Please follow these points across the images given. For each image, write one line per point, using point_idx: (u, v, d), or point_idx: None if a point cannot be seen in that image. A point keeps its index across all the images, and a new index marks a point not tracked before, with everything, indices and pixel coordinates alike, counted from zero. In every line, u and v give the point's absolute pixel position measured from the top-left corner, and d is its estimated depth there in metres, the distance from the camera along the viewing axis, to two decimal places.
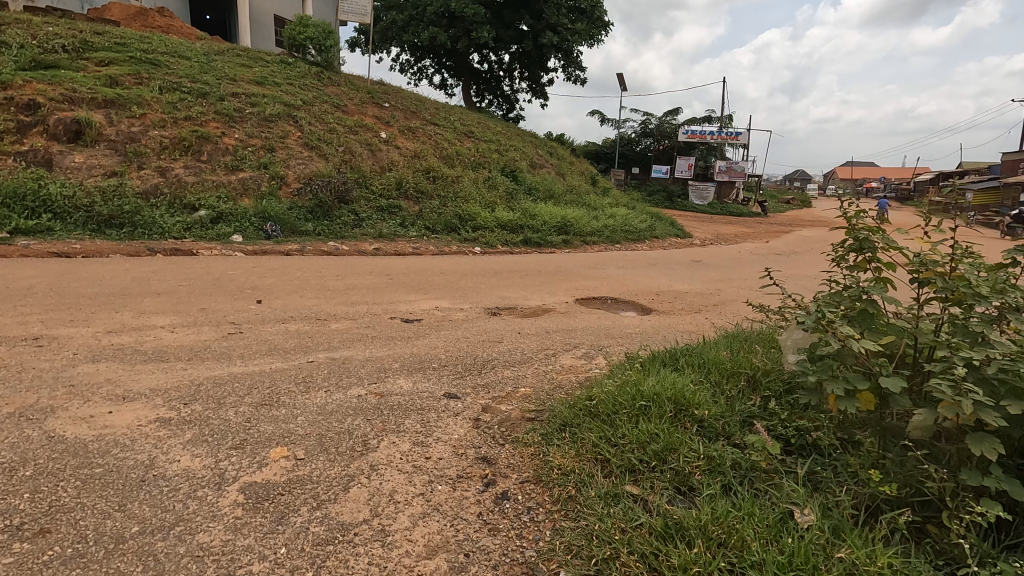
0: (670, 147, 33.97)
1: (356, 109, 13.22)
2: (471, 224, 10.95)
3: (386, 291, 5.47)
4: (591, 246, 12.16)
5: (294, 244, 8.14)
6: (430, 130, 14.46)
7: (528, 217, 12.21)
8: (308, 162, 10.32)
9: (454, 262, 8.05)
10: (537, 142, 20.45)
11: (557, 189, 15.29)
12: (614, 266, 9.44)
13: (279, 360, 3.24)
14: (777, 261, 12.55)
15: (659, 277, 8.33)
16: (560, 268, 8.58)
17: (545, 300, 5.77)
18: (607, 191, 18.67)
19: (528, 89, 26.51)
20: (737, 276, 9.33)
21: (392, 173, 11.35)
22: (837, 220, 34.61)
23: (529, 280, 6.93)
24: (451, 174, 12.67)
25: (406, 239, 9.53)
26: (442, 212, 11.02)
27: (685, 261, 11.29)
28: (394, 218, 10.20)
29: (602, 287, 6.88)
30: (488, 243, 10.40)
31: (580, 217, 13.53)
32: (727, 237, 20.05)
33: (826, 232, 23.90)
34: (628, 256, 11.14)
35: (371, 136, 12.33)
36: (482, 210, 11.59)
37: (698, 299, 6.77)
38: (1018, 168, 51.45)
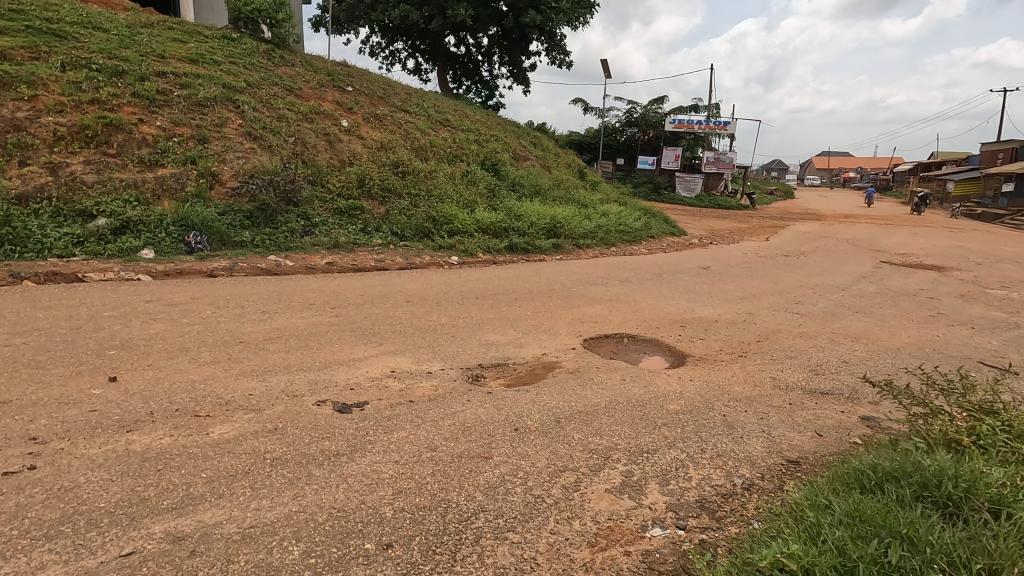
0: (656, 137, 32.63)
1: (313, 93, 11.47)
2: (448, 229, 9.41)
3: (326, 343, 3.91)
4: (584, 252, 10.71)
5: (223, 259, 6.51)
6: (400, 118, 12.78)
7: (512, 218, 10.69)
8: (250, 155, 8.61)
9: (425, 281, 6.54)
10: (520, 132, 18.89)
11: (544, 185, 13.77)
12: (616, 278, 8.03)
13: (55, 562, 1.65)
14: (790, 266, 11.28)
15: (674, 296, 6.93)
16: (555, 284, 7.10)
17: (546, 349, 4.28)
18: (596, 185, 17.25)
19: (508, 75, 24.86)
20: (758, 290, 7.98)
21: (354, 168, 9.71)
22: (824, 213, 33.78)
23: (520, 309, 5.45)
24: (424, 168, 11.03)
25: (368, 249, 7.96)
26: (413, 214, 9.45)
27: (691, 268, 9.95)
28: (354, 222, 8.61)
29: (613, 319, 5.42)
30: (467, 252, 8.87)
31: (571, 217, 12.05)
32: (723, 233, 18.82)
33: (821, 228, 22.88)
34: (626, 264, 9.74)
35: (329, 124, 10.64)
36: (459, 211, 10.04)
37: (733, 333, 5.36)
38: (996, 159, 51.55)
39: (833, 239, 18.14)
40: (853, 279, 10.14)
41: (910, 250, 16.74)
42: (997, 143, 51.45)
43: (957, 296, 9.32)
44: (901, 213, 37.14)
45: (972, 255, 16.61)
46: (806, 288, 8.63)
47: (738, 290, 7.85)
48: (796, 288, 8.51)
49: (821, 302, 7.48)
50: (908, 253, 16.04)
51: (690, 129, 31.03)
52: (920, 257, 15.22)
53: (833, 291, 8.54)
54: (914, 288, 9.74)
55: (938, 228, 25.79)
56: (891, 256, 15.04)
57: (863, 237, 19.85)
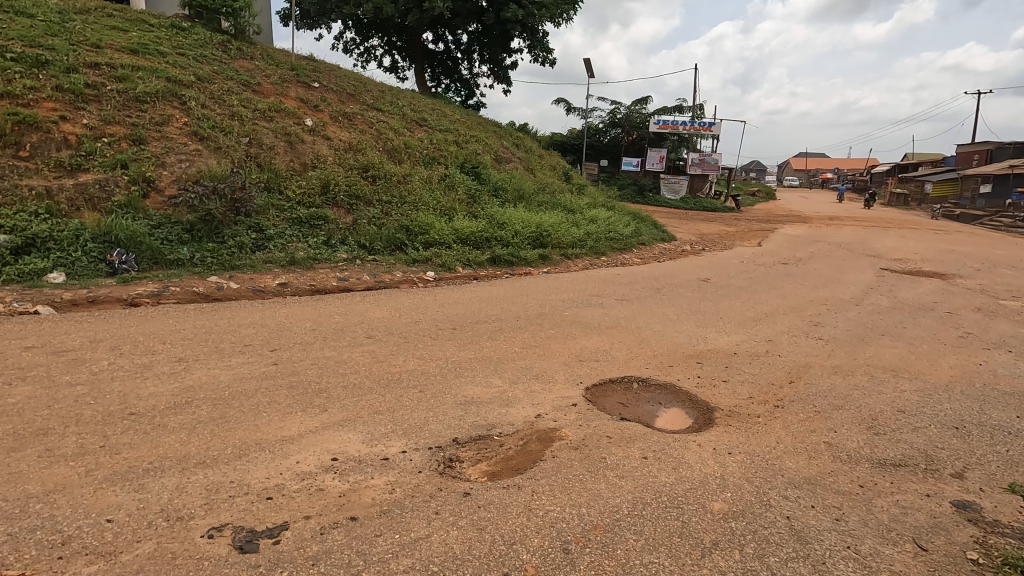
0: (640, 138, 31.99)
1: (274, 88, 10.41)
2: (424, 240, 8.45)
3: (249, 412, 2.95)
4: (574, 263, 9.84)
5: (151, 283, 5.48)
6: (371, 117, 11.76)
7: (495, 227, 9.78)
8: (194, 157, 7.56)
9: (394, 306, 5.60)
10: (502, 133, 18.00)
11: (528, 189, 12.87)
12: (612, 295, 7.17)
13: None
14: (792, 276, 10.58)
15: (681, 319, 6.09)
16: (544, 305, 6.21)
17: (540, 407, 3.37)
18: (582, 189, 16.45)
19: (488, 73, 23.94)
20: (768, 308, 7.20)
21: (317, 172, 8.69)
22: (809, 214, 33.53)
23: (506, 346, 4.55)
24: (398, 172, 10.04)
25: (330, 266, 6.99)
26: (383, 224, 8.47)
27: (690, 280, 9.15)
28: (316, 234, 7.63)
29: (617, 356, 4.55)
30: (444, 267, 7.93)
31: (558, 224, 11.18)
32: (713, 238, 18.17)
33: (811, 231, 22.42)
34: (620, 276, 8.90)
35: (290, 123, 9.61)
36: (436, 219, 9.09)
37: (758, 371, 4.52)
38: (972, 160, 52.18)
39: (825, 244, 17.59)
40: (860, 291, 9.45)
41: (904, 255, 16.24)
42: (973, 144, 52.10)
43: (974, 309, 8.67)
44: (883, 214, 37.23)
45: (967, 259, 16.17)
46: (817, 304, 7.88)
47: (747, 309, 7.05)
48: (806, 304, 7.76)
49: (840, 322, 6.71)
50: (903, 258, 15.53)
51: (675, 130, 30.46)
52: (917, 262, 14.70)
53: (846, 307, 7.81)
54: (926, 300, 9.07)
55: (923, 231, 25.57)
56: (887, 262, 14.48)
57: (854, 241, 19.40)
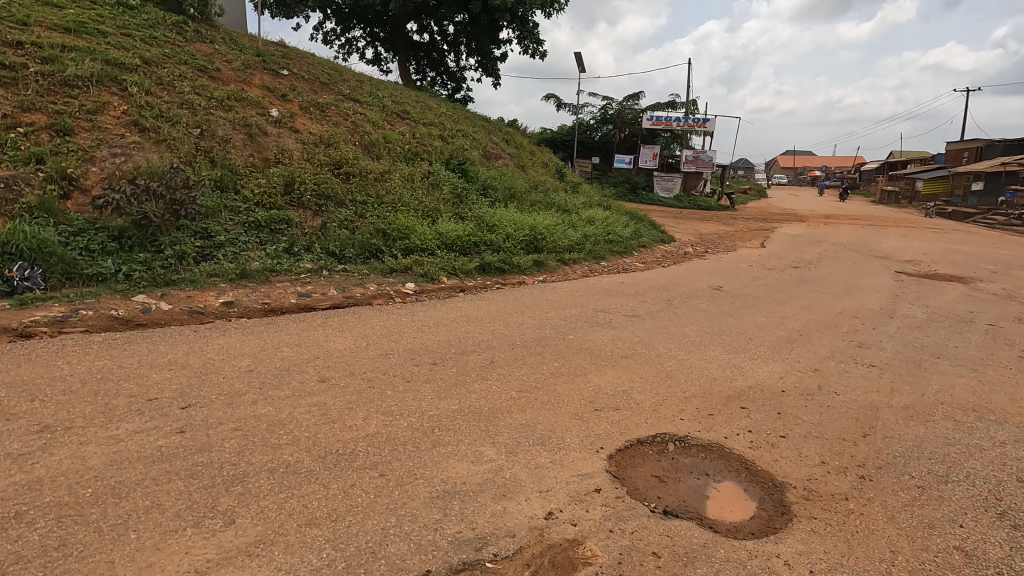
0: (632, 135, 31.12)
1: (235, 75, 9.31)
2: (403, 246, 7.43)
3: (107, 536, 1.92)
4: (571, 270, 8.88)
5: (56, 305, 4.41)
6: (347, 109, 10.69)
7: (483, 230, 8.77)
8: (132, 151, 6.47)
9: (360, 332, 4.58)
10: (491, 128, 16.98)
11: (520, 188, 11.87)
12: (620, 311, 6.21)
13: None
14: (808, 282, 9.71)
15: (705, 342, 5.13)
16: (544, 326, 5.22)
17: (550, 499, 2.39)
18: (576, 187, 15.49)
19: (476, 66, 22.89)
20: (796, 324, 6.30)
21: (280, 169, 7.62)
22: (803, 212, 32.91)
23: (499, 390, 3.56)
24: (375, 169, 9.00)
25: (291, 278, 5.95)
26: (356, 228, 7.43)
27: (702, 289, 8.22)
28: (276, 241, 6.58)
29: (641, 402, 3.57)
30: (426, 277, 6.92)
31: (552, 226, 10.20)
32: (713, 239, 17.31)
33: (810, 230, 21.65)
34: (624, 285, 7.96)
35: (251, 113, 8.52)
36: (418, 221, 8.07)
37: (819, 419, 3.58)
38: (961, 157, 52.05)
39: (829, 244, 16.80)
40: (886, 299, 8.59)
41: (912, 256, 15.50)
42: (962, 142, 52.10)
43: (1016, 320, 7.82)
44: (877, 212, 36.74)
45: (977, 260, 15.47)
46: (848, 317, 6.99)
47: (774, 326, 6.13)
48: (836, 318, 6.86)
49: (883, 341, 5.81)
50: (912, 259, 14.77)
51: (668, 126, 29.62)
52: (929, 264, 13.93)
53: (880, 320, 6.93)
54: (961, 309, 8.22)
55: (922, 229, 24.97)
56: (898, 264, 13.71)
57: (858, 241, 18.67)
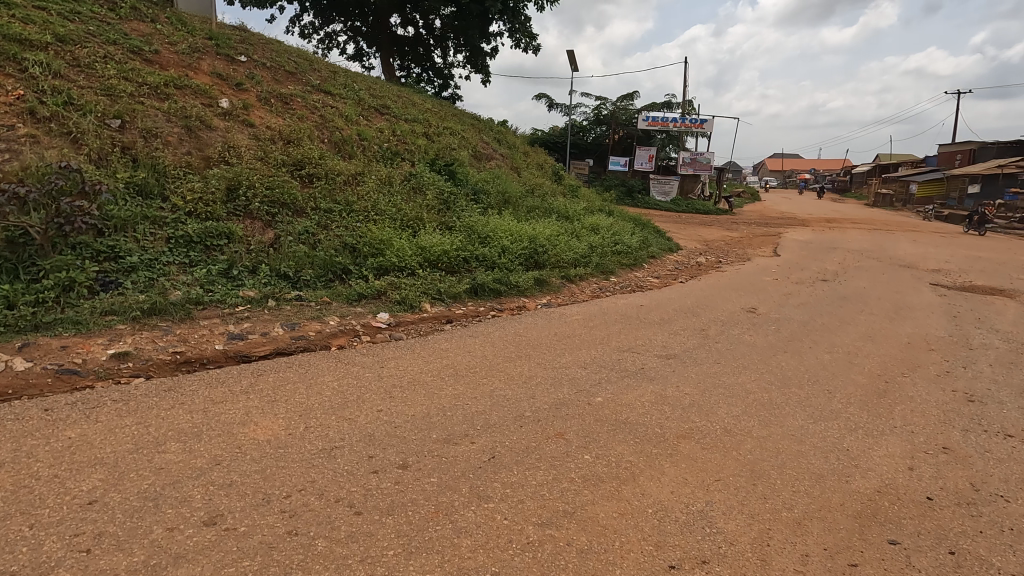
0: (627, 136, 29.97)
1: (180, 59, 7.88)
2: (376, 265, 6.05)
3: None
4: (578, 290, 7.55)
5: None
6: (315, 101, 9.27)
7: (475, 242, 7.41)
8: (20, 145, 5.02)
9: (300, 401, 3.20)
10: (482, 127, 15.64)
11: (514, 192, 10.53)
12: (649, 351, 4.88)
13: None
14: (848, 300, 8.46)
15: (776, 403, 3.80)
16: (557, 380, 3.89)
17: None
18: (575, 191, 14.21)
19: (464, 63, 21.56)
20: (870, 364, 5.02)
21: (224, 169, 6.19)
22: (803, 216, 31.92)
23: (507, 528, 2.19)
24: (346, 170, 7.61)
25: (222, 312, 4.54)
26: (317, 245, 6.05)
27: (735, 311, 6.91)
28: (210, 262, 5.17)
29: (734, 544, 2.21)
30: (402, 306, 5.56)
31: (554, 236, 8.87)
32: (720, 246, 16.13)
33: (818, 236, 20.54)
34: (644, 309, 6.64)
35: (194, 103, 7.10)
36: (395, 234, 6.69)
37: (1016, 564, 2.24)
38: (954, 160, 51.69)
39: (844, 252, 15.67)
40: (945, 322, 7.36)
41: (936, 264, 14.39)
42: (955, 145, 51.71)
43: None
44: (875, 215, 35.89)
45: (1004, 269, 14.40)
46: (920, 350, 5.73)
47: (846, 368, 4.83)
48: (909, 352, 5.58)
49: (990, 389, 4.53)
50: (938, 269, 13.66)
51: (664, 127, 28.47)
52: (959, 275, 12.80)
53: (961, 354, 5.67)
54: None
55: (929, 234, 24.03)
56: (927, 275, 12.56)
57: (871, 247, 17.57)
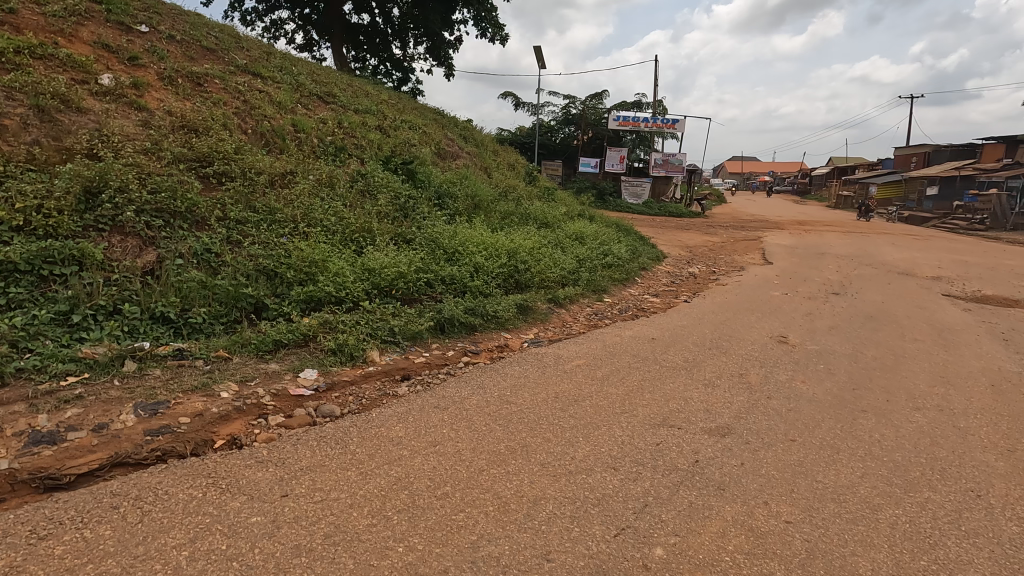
0: (598, 137, 28.84)
1: (49, 23, 6.05)
2: (304, 297, 4.41)
3: None
4: (569, 318, 6.08)
5: None
6: (239, 84, 7.54)
7: (439, 260, 5.85)
8: None
9: None
10: (447, 123, 14.06)
11: (486, 196, 9.00)
12: (693, 425, 3.43)
13: None
14: (877, 321, 7.27)
15: (927, 535, 2.38)
16: (579, 508, 2.37)
17: None
18: (551, 194, 12.78)
19: (425, 55, 19.90)
20: (982, 429, 3.71)
21: (86, 164, 4.44)
22: (774, 219, 31.44)
23: None
24: (271, 168, 5.91)
25: (34, 389, 2.85)
26: (219, 270, 4.38)
27: (766, 344, 5.57)
28: (40, 302, 3.45)
29: None
30: (338, 357, 3.97)
31: (536, 248, 7.38)
32: (706, 252, 14.97)
33: (798, 240, 19.73)
34: (657, 344, 5.23)
35: (59, 77, 5.30)
36: (333, 251, 5.06)
37: None
38: (909, 163, 52.95)
39: (836, 258, 14.75)
40: (1003, 349, 6.20)
41: (932, 272, 13.56)
42: (910, 148, 52.89)
43: None
44: (842, 217, 35.90)
45: (999, 275, 13.73)
46: (1017, 399, 4.46)
47: (959, 440, 3.50)
48: (1009, 403, 4.31)
49: None
50: (936, 277, 12.84)
51: (635, 127, 27.43)
52: (963, 284, 11.92)
53: None
54: None
55: (903, 237, 23.67)
56: (931, 284, 11.64)
57: (859, 252, 16.74)
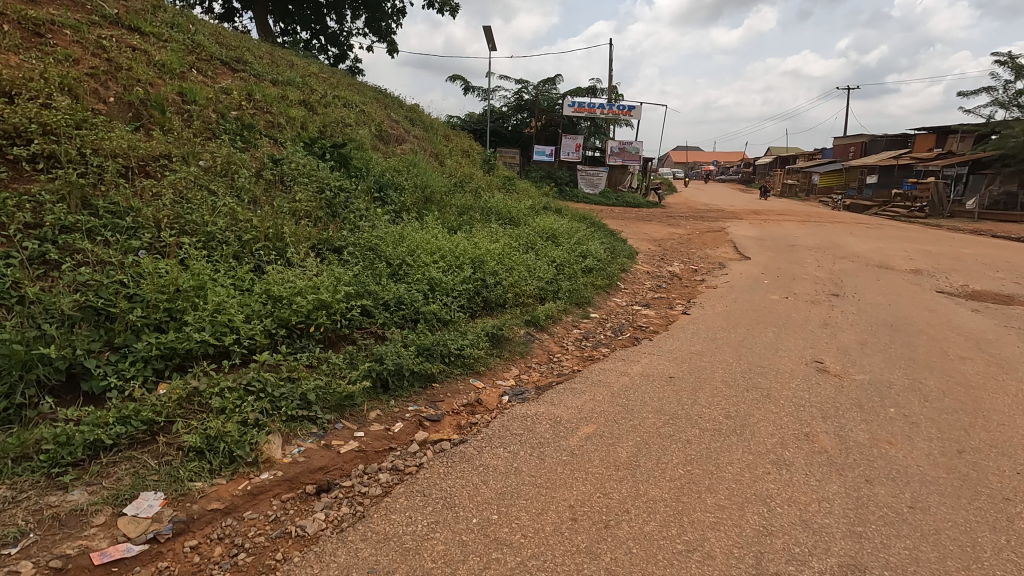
0: (552, 124, 27.50)
1: None
2: (157, 352, 2.77)
3: None
4: (555, 348, 4.68)
5: None
6: (105, 37, 5.63)
7: (380, 275, 4.29)
8: None
9: None
10: (390, 103, 12.30)
11: (438, 187, 7.43)
12: (806, 570, 2.08)
13: None
14: (902, 331, 6.26)
15: None
16: None
17: None
18: (511, 185, 11.31)
19: (364, 29, 17.85)
20: None
21: None
22: (728, 208, 31.13)
23: None
24: (136, 150, 4.17)
25: None
26: (10, 313, 2.69)
27: (809, 380, 4.34)
28: None
29: None
30: (206, 461, 2.39)
31: (505, 252, 5.91)
32: (677, 246, 13.92)
33: (762, 230, 19.09)
34: (680, 388, 3.91)
35: None
36: (218, 272, 3.42)
37: None
38: (847, 152, 54.63)
39: (809, 251, 14.02)
40: None
41: (908, 264, 12.98)
42: (848, 138, 54.54)
43: None
44: (791, 206, 36.13)
45: (969, 265, 13.37)
46: None
47: None
48: None
49: None
50: (913, 269, 12.27)
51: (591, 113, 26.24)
52: (947, 278, 11.30)
53: None
54: None
55: (857, 225, 23.64)
56: (916, 279, 10.95)
57: (826, 244, 16.16)
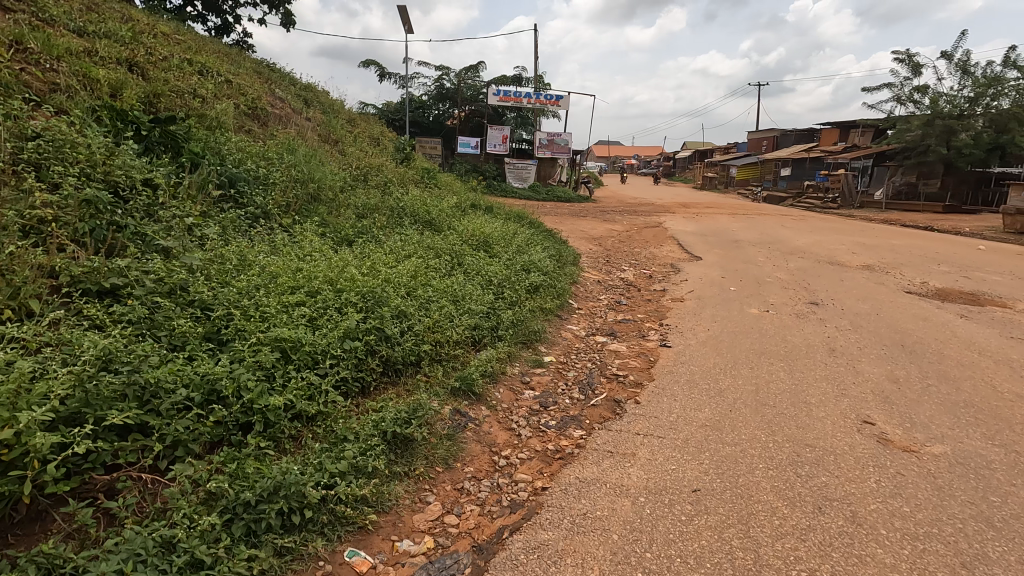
0: (476, 113, 25.61)
1: None
2: None
3: None
4: (500, 436, 2.93)
5: None
6: None
7: (178, 346, 2.37)
8: None
9: None
10: (278, 79, 9.97)
11: (327, 181, 5.43)
12: None
13: None
14: (924, 357, 5.03)
15: None
16: None
17: None
18: (432, 179, 9.40)
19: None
20: None
21: None
22: (658, 201, 30.57)
23: None
24: None
25: None
26: None
27: (890, 472, 2.84)
28: None
29: None
30: None
31: (419, 275, 4.06)
32: (620, 245, 12.52)
33: (699, 225, 18.23)
34: (723, 523, 2.27)
35: None
36: None
37: None
38: (761, 146, 56.66)
39: (756, 247, 13.10)
40: None
41: (857, 260, 12.31)
42: (761, 133, 56.56)
43: None
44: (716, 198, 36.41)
45: (912, 258, 12.94)
46: None
47: None
48: None
49: None
50: (865, 266, 11.54)
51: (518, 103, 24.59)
52: (904, 275, 10.58)
53: None
54: None
55: (785, 217, 23.58)
56: (876, 278, 10.12)
57: (768, 238, 15.44)
